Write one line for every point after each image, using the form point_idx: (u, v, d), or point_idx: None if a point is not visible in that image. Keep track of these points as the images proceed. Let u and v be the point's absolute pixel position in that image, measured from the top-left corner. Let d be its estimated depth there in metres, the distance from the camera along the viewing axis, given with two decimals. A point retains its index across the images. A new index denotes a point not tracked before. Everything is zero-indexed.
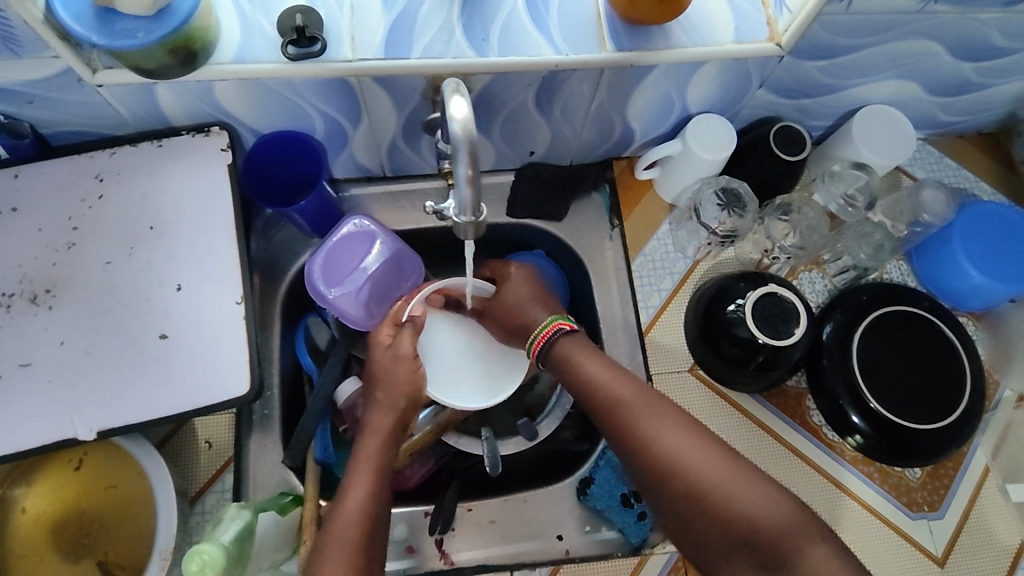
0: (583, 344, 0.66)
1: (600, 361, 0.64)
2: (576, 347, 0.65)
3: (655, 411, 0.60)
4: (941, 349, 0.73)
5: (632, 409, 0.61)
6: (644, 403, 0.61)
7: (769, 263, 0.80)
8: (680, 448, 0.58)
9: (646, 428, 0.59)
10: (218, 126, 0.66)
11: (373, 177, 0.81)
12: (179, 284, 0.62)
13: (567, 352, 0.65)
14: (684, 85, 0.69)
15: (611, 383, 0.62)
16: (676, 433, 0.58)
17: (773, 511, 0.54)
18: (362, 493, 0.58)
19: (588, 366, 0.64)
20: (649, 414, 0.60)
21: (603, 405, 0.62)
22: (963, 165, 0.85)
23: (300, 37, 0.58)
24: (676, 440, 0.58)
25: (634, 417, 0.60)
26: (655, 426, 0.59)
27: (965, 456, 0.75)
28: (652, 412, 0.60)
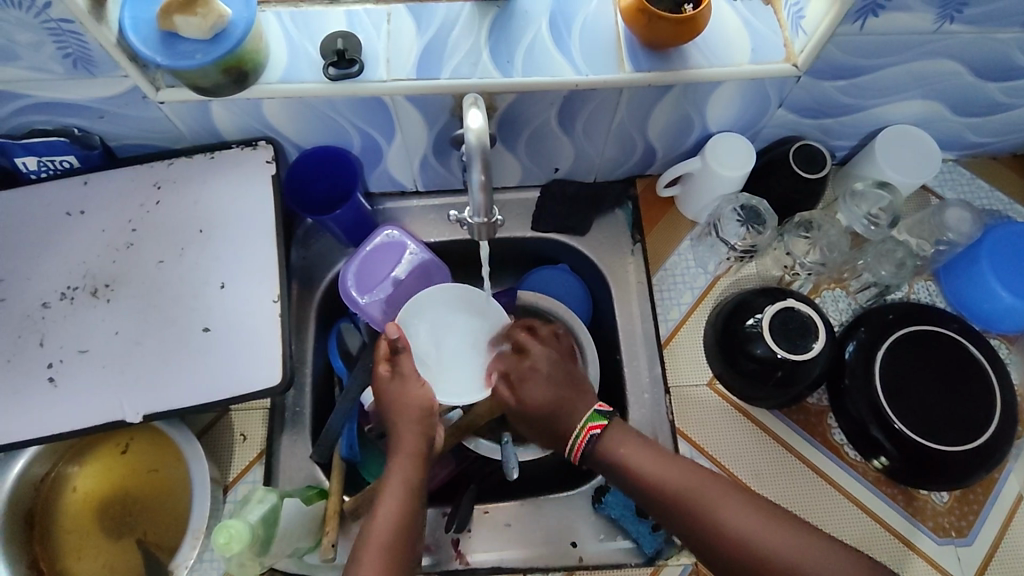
0: (628, 434, 0.66)
1: (650, 451, 0.64)
2: (620, 437, 0.66)
3: (721, 489, 0.60)
4: (972, 372, 0.72)
5: (696, 491, 0.61)
6: (705, 480, 0.61)
7: (791, 280, 0.80)
8: (743, 517, 0.58)
9: (713, 504, 0.59)
10: (264, 140, 0.72)
11: (406, 192, 0.86)
12: (222, 282, 0.67)
13: (613, 446, 0.65)
14: (703, 105, 0.72)
15: (666, 470, 0.62)
16: (739, 506, 0.59)
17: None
18: (391, 518, 0.59)
19: (639, 457, 0.64)
20: (710, 495, 0.60)
21: (663, 494, 0.62)
22: (995, 188, 0.84)
23: (340, 59, 0.64)
24: (741, 510, 0.59)
25: (693, 491, 0.61)
26: (721, 502, 0.59)
27: (995, 482, 0.73)
28: (716, 489, 0.60)
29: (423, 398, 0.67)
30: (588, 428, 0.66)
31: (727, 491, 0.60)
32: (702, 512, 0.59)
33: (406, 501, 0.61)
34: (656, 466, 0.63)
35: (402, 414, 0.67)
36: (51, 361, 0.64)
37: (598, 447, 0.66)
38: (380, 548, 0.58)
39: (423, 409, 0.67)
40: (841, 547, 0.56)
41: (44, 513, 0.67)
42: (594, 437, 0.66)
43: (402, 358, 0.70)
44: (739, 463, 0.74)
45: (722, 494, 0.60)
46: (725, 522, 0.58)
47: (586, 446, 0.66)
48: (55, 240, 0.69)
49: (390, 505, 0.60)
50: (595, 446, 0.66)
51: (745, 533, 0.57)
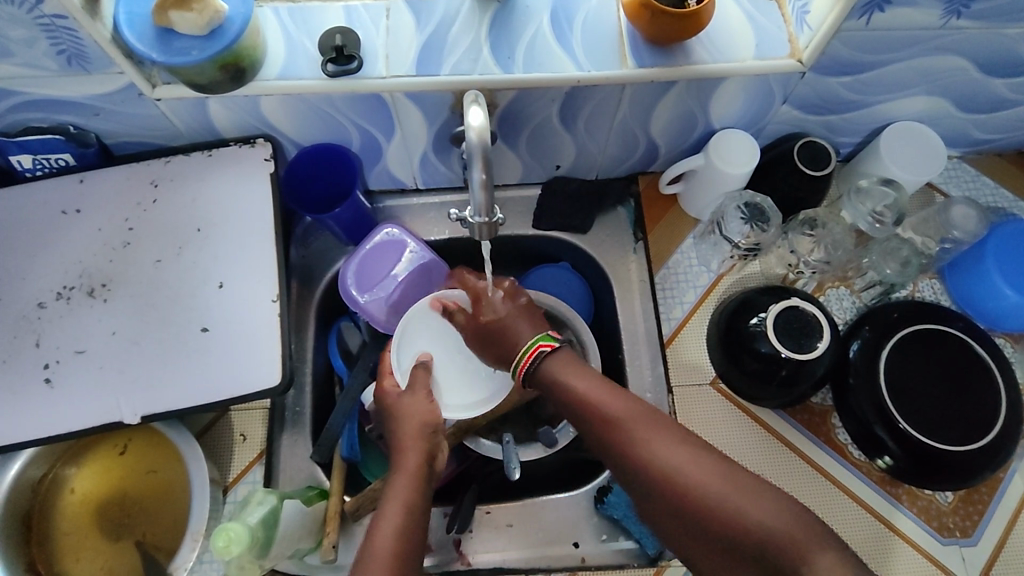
0: (575, 361, 0.64)
1: (588, 373, 0.62)
2: (563, 363, 0.64)
3: (649, 419, 0.58)
4: (977, 371, 0.71)
5: (622, 418, 0.58)
6: (641, 410, 0.59)
7: (795, 278, 0.79)
8: (662, 445, 0.56)
9: (636, 431, 0.57)
10: (262, 138, 0.71)
11: (406, 190, 0.85)
12: (220, 282, 0.66)
13: (551, 369, 0.63)
14: (706, 102, 0.71)
15: (600, 393, 0.60)
16: (662, 435, 0.56)
17: (772, 515, 0.50)
18: (398, 510, 0.58)
19: (573, 378, 0.62)
20: (640, 424, 0.57)
21: (592, 417, 0.60)
22: (1001, 185, 0.83)
23: (339, 55, 0.63)
24: (663, 440, 0.56)
25: (623, 417, 0.58)
26: (645, 430, 0.57)
27: (1000, 482, 0.72)
28: (647, 418, 0.58)
29: (429, 410, 0.68)
30: (538, 346, 0.65)
31: (653, 421, 0.58)
32: (623, 438, 0.57)
33: (409, 515, 0.58)
34: (593, 388, 0.61)
35: (410, 425, 0.67)
36: (48, 362, 0.63)
37: (538, 370, 0.64)
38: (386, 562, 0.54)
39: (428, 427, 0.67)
40: (774, 491, 0.52)
41: (41, 514, 0.66)
42: (534, 359, 0.65)
43: (419, 374, 0.71)
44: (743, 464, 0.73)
45: (647, 424, 0.57)
46: (643, 448, 0.56)
47: (529, 367, 0.65)
48: (51, 239, 0.68)
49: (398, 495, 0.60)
50: (536, 371, 0.65)
51: (660, 461, 0.55)
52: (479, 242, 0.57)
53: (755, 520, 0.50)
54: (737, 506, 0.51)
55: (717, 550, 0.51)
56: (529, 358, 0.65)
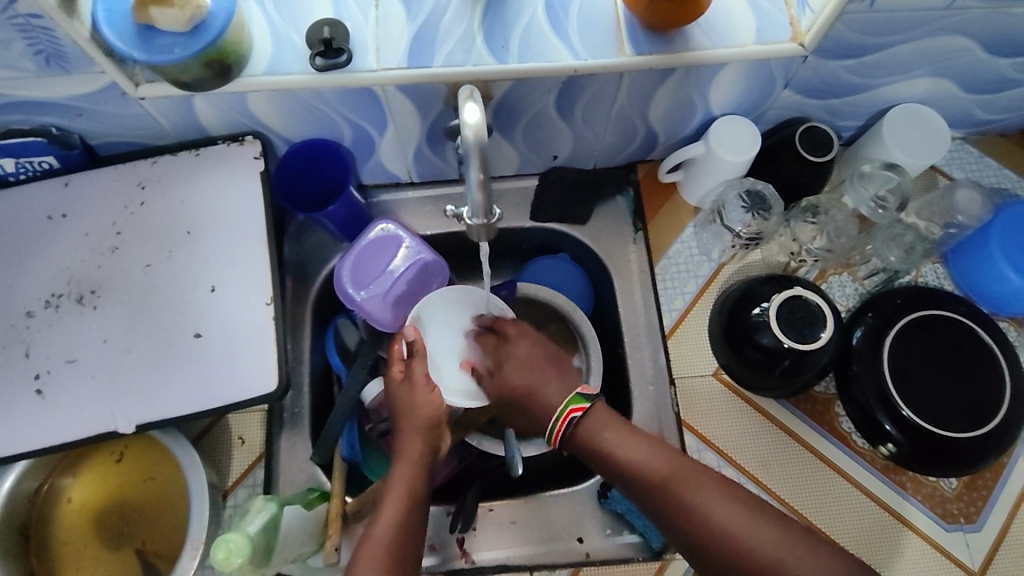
0: (610, 416, 0.65)
1: (629, 431, 0.63)
2: (601, 419, 0.64)
3: (702, 476, 0.59)
4: (982, 357, 0.70)
5: (674, 477, 0.59)
6: (688, 466, 0.60)
7: (797, 266, 0.78)
8: (719, 505, 0.56)
9: (688, 490, 0.58)
10: (251, 135, 0.69)
11: (401, 184, 0.83)
12: (212, 285, 0.65)
13: (591, 433, 0.63)
14: (706, 88, 0.69)
15: (650, 455, 0.61)
16: (715, 494, 0.57)
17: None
18: (391, 526, 0.58)
19: (620, 441, 0.62)
20: (690, 482, 0.58)
21: (639, 478, 0.60)
22: (1004, 165, 0.81)
23: (327, 48, 0.61)
24: (719, 498, 0.57)
25: (674, 477, 0.59)
26: (699, 489, 0.58)
27: (1004, 467, 0.72)
28: (696, 475, 0.59)
29: (438, 408, 0.68)
30: (570, 411, 0.64)
31: (706, 481, 0.58)
32: (672, 495, 0.58)
33: (408, 513, 0.60)
34: (635, 448, 0.61)
35: (409, 427, 0.67)
36: (38, 372, 0.62)
37: (573, 431, 0.64)
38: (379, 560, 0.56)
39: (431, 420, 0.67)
40: (824, 542, 0.54)
41: (40, 524, 0.66)
42: (571, 420, 0.64)
43: (416, 362, 0.71)
44: (747, 454, 0.73)
45: (700, 483, 0.58)
46: (699, 510, 0.57)
47: (564, 431, 0.64)
48: (37, 245, 0.67)
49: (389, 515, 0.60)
50: (573, 432, 0.64)
51: (715, 515, 0.56)
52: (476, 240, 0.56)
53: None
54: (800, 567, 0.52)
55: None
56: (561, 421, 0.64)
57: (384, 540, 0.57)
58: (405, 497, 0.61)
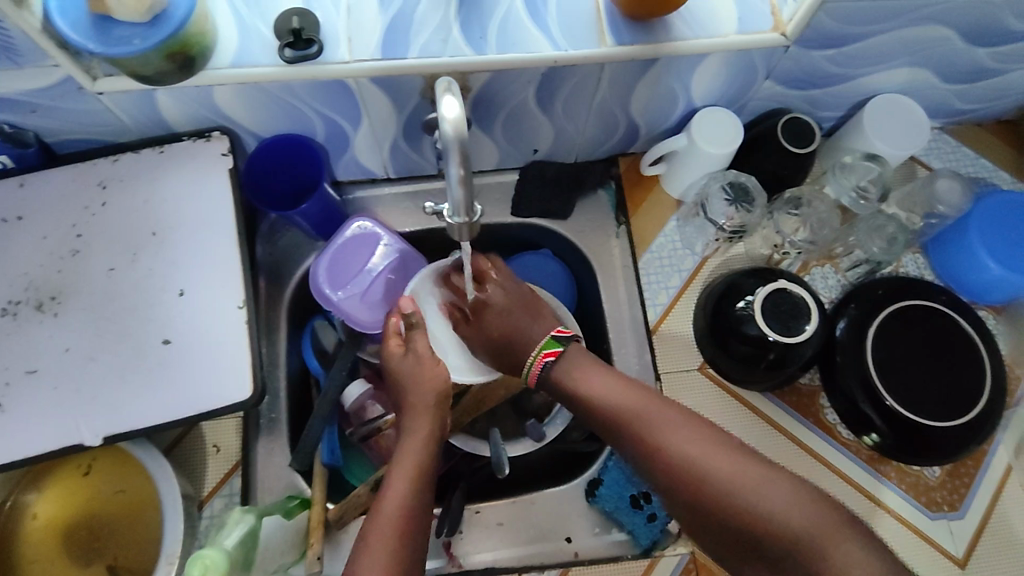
0: (584, 357, 0.63)
1: (603, 374, 0.61)
2: (577, 360, 0.63)
3: (670, 412, 0.57)
4: (962, 345, 0.71)
5: (637, 409, 0.58)
6: (661, 407, 0.58)
7: (780, 258, 0.77)
8: (678, 438, 0.56)
9: (646, 422, 0.57)
10: (218, 131, 0.66)
11: (377, 180, 0.81)
12: (181, 289, 0.62)
13: (564, 371, 0.63)
14: (688, 79, 0.68)
15: (613, 390, 0.60)
16: (676, 429, 0.56)
17: (797, 509, 0.50)
18: (400, 504, 0.56)
19: (587, 377, 0.61)
20: (662, 422, 0.57)
21: (610, 419, 0.59)
22: (981, 155, 0.82)
23: (297, 40, 0.59)
24: (679, 431, 0.56)
25: (646, 418, 0.57)
26: (659, 424, 0.57)
27: (986, 454, 0.71)
28: (665, 414, 0.57)
29: (445, 382, 0.65)
30: (542, 356, 0.64)
31: (670, 416, 0.57)
32: (643, 436, 0.57)
33: (416, 490, 0.57)
34: (608, 390, 0.60)
35: (417, 409, 0.64)
36: None
37: (550, 374, 0.63)
38: (383, 541, 0.53)
39: (439, 393, 0.65)
40: (795, 480, 0.52)
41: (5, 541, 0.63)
42: (546, 363, 0.63)
43: (416, 334, 0.67)
44: None
45: (663, 419, 0.57)
46: (658, 440, 0.56)
47: (540, 372, 0.64)
48: None
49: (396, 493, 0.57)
50: (548, 372, 0.63)
51: (686, 456, 0.54)
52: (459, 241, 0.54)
53: (781, 516, 0.50)
54: (768, 507, 0.51)
55: (744, 549, 0.52)
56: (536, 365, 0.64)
57: (392, 520, 0.55)
58: (417, 471, 0.59)
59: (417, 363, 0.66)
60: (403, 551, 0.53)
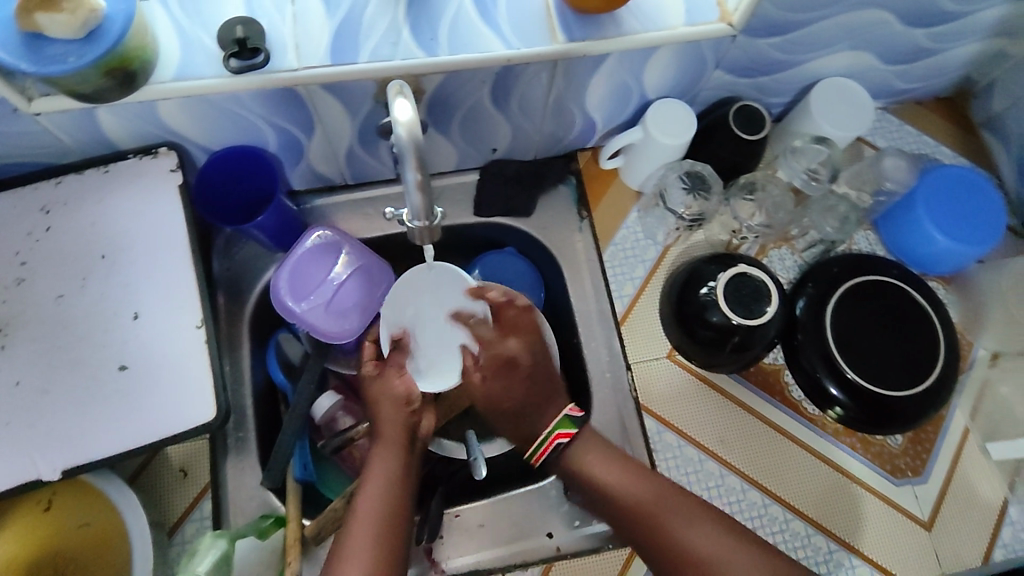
0: (600, 447, 0.66)
1: (613, 462, 0.65)
2: (595, 451, 0.66)
3: (684, 506, 0.62)
4: (915, 316, 0.73)
5: (660, 512, 0.62)
6: (680, 503, 0.62)
7: (738, 244, 0.79)
8: (701, 533, 0.60)
9: (663, 512, 0.62)
10: (165, 146, 0.64)
11: (335, 186, 0.80)
12: (136, 312, 0.60)
13: (587, 461, 0.66)
14: (640, 72, 0.68)
15: (628, 483, 0.64)
16: (697, 523, 0.61)
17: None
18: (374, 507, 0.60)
19: (604, 473, 0.64)
20: (676, 518, 0.61)
21: (631, 518, 0.63)
22: (923, 132, 0.85)
23: (242, 49, 0.57)
24: (700, 529, 0.60)
25: (666, 519, 0.61)
26: (672, 510, 0.62)
27: (944, 418, 0.73)
28: (676, 507, 0.62)
29: (412, 391, 0.68)
30: (555, 438, 0.66)
31: (685, 506, 0.62)
32: (657, 527, 0.61)
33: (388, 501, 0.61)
34: (622, 480, 0.64)
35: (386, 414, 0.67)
36: None
37: (562, 463, 0.67)
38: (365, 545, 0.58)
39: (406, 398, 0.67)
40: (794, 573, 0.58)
41: None
42: (563, 442, 0.66)
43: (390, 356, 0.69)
44: (705, 433, 0.73)
45: (681, 514, 0.61)
46: (688, 552, 0.60)
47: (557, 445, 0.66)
48: None
49: (373, 498, 0.61)
50: (570, 452, 0.66)
51: (697, 548, 0.60)
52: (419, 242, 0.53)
53: None
54: None
55: None
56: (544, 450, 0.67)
57: (372, 523, 0.59)
58: (389, 482, 0.62)
59: (390, 378, 0.68)
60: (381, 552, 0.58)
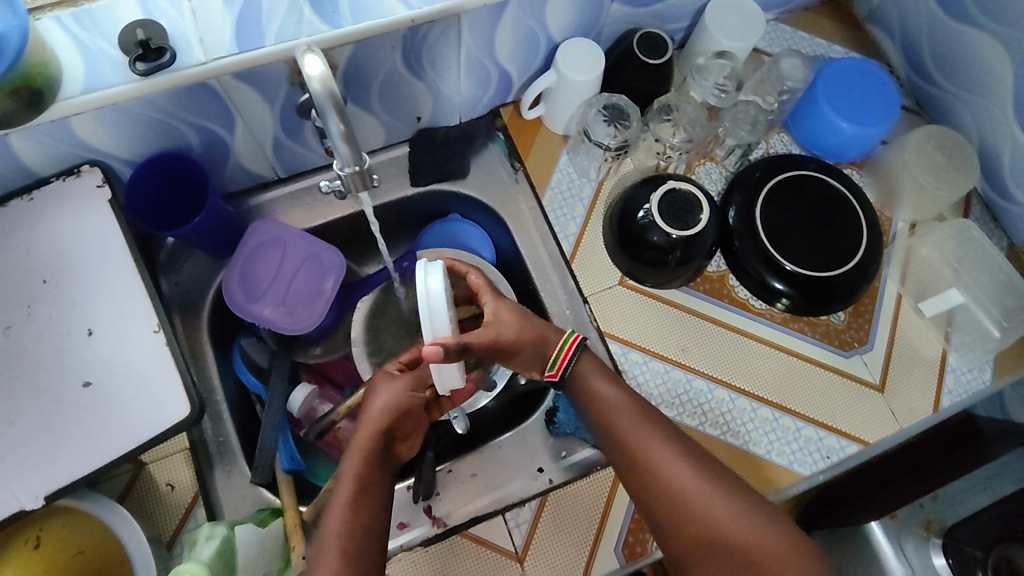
0: (599, 365, 0.66)
1: (613, 381, 0.65)
2: (592, 368, 0.66)
3: (666, 440, 0.62)
4: (837, 202, 0.79)
5: (650, 447, 0.61)
6: (661, 434, 0.62)
7: (666, 165, 0.83)
8: (687, 475, 0.60)
9: (642, 434, 0.62)
10: (87, 164, 0.64)
11: (268, 183, 0.80)
12: (90, 328, 0.60)
13: (589, 378, 0.65)
14: (542, 15, 0.71)
15: (629, 411, 0.63)
16: (683, 462, 0.61)
17: (746, 523, 0.58)
18: (348, 502, 0.56)
19: (603, 390, 0.64)
20: (659, 447, 0.61)
21: (614, 428, 0.63)
22: (815, 35, 0.90)
23: (146, 51, 0.58)
24: (686, 469, 0.60)
25: (648, 445, 0.61)
26: (652, 437, 0.62)
27: (878, 288, 0.79)
28: (658, 438, 0.62)
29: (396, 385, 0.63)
30: (565, 348, 0.65)
31: (666, 436, 0.62)
32: (638, 449, 0.62)
33: (365, 493, 0.57)
34: (617, 397, 0.64)
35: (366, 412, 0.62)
36: None
37: (573, 374, 0.66)
38: (338, 541, 0.53)
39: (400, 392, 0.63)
40: (764, 520, 0.59)
41: None
42: (574, 354, 0.66)
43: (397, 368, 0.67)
44: (668, 346, 0.76)
45: (663, 442, 0.62)
46: (667, 479, 0.60)
47: (568, 363, 0.65)
48: None
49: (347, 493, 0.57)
50: (574, 369, 0.66)
51: (675, 477, 0.60)
52: (352, 194, 0.54)
53: (722, 525, 0.58)
54: (733, 535, 0.58)
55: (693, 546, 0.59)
56: (558, 366, 0.66)
57: (344, 522, 0.55)
58: (363, 470, 0.58)
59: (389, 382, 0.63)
60: (355, 552, 0.53)
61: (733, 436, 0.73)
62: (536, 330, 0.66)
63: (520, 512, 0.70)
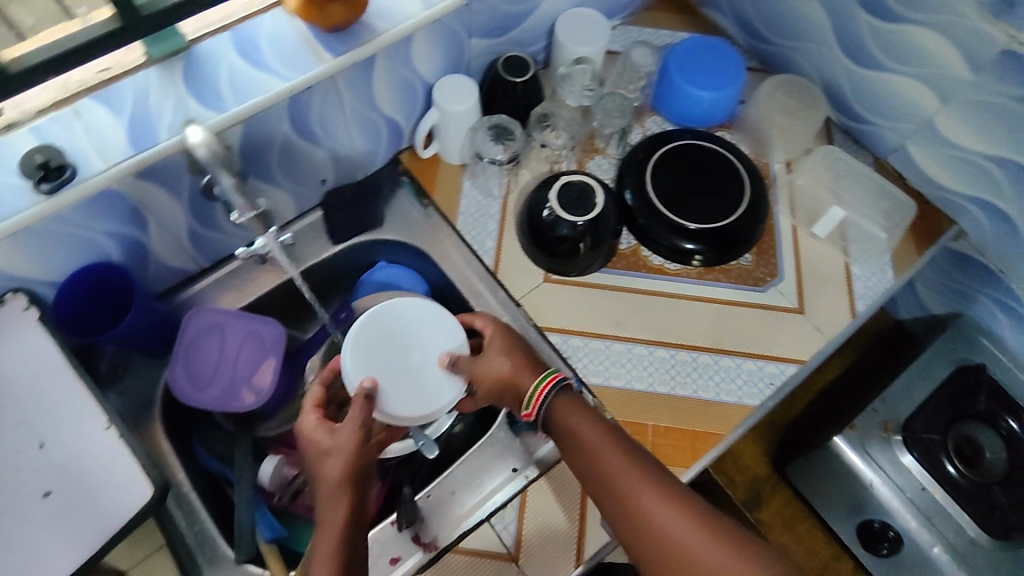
0: (580, 407, 0.66)
1: (597, 421, 0.64)
2: (573, 410, 0.65)
3: (654, 482, 0.59)
4: (715, 160, 0.87)
5: (637, 489, 0.59)
6: (647, 477, 0.60)
7: (560, 166, 0.91)
8: (672, 514, 0.57)
9: (626, 476, 0.60)
10: (11, 291, 0.67)
11: (193, 275, 0.83)
12: (41, 441, 0.62)
13: (568, 416, 0.65)
14: (409, 61, 0.78)
15: (607, 446, 0.62)
16: (674, 505, 0.58)
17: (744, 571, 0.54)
18: None
19: (585, 431, 0.63)
20: (647, 489, 0.59)
21: (598, 471, 0.61)
22: (659, 28, 1.01)
23: (48, 171, 0.62)
24: (672, 509, 0.57)
25: (634, 488, 0.59)
26: (637, 480, 0.59)
27: (773, 225, 0.87)
28: (643, 480, 0.59)
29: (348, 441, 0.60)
30: (547, 383, 0.66)
31: (653, 479, 0.60)
32: (624, 492, 0.59)
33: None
34: (597, 436, 0.63)
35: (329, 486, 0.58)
36: None
37: (552, 412, 0.66)
38: None
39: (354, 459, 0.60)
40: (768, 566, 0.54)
41: None
42: (549, 394, 0.66)
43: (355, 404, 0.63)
44: (604, 324, 0.81)
45: (650, 485, 0.59)
46: (656, 523, 0.57)
47: (544, 404, 0.66)
48: None
49: None
50: (548, 407, 0.66)
51: (664, 522, 0.57)
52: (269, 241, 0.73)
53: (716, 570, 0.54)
54: None
55: None
56: (535, 403, 0.66)
57: None
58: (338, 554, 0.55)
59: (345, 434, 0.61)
60: None
61: (682, 388, 0.77)
62: (508, 371, 0.68)
63: (505, 514, 0.71)
